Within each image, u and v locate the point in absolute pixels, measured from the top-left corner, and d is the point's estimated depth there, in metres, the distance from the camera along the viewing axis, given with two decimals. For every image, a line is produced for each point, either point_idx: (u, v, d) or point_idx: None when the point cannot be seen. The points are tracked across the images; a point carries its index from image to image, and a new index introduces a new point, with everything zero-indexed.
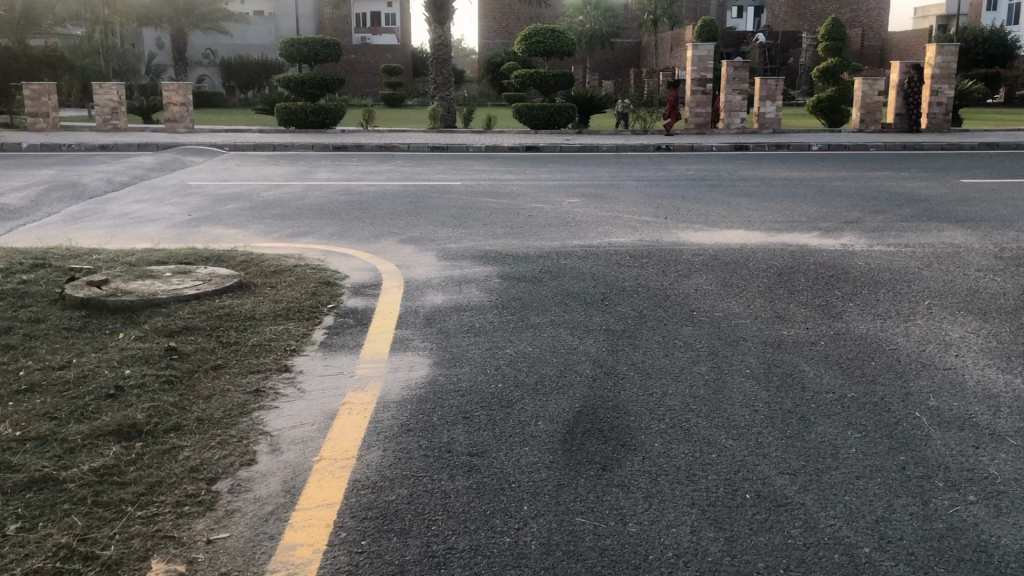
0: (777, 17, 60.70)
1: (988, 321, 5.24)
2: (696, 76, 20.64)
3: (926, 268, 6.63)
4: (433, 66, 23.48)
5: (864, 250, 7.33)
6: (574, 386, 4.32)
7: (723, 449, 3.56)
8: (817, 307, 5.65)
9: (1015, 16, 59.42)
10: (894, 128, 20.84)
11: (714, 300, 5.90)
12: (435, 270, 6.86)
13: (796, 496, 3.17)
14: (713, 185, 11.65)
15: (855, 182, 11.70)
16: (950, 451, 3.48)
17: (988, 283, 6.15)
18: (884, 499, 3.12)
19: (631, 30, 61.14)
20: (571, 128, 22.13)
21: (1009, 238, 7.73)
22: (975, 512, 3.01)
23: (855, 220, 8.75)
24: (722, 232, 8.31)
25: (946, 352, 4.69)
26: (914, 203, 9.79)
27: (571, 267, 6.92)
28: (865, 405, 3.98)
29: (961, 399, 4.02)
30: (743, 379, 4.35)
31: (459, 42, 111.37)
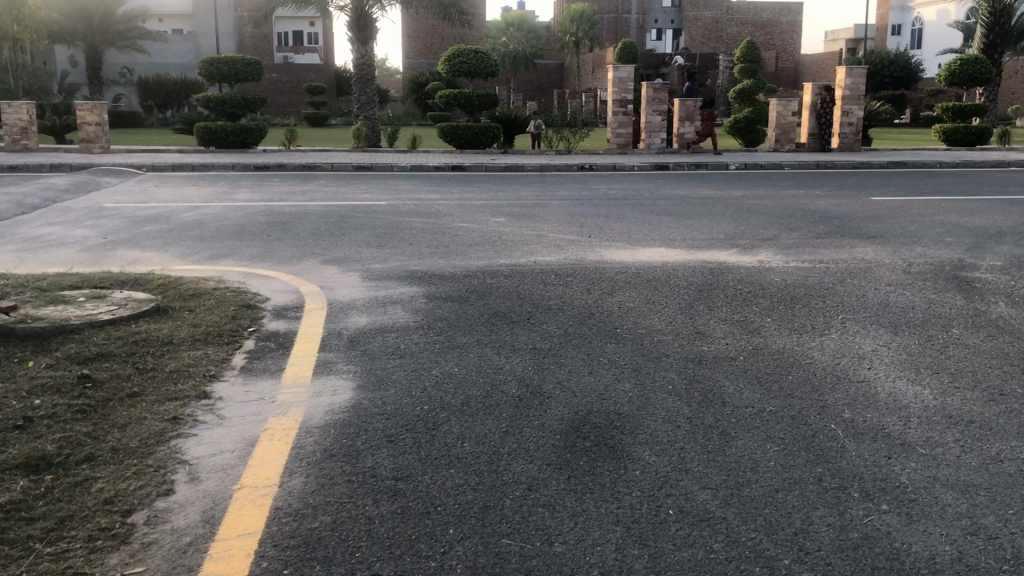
0: (694, 39, 62.23)
1: (899, 334, 5.43)
2: (617, 98, 21.00)
3: (840, 284, 6.83)
4: (356, 86, 23.38)
5: (781, 267, 7.52)
6: (500, 406, 4.32)
7: (646, 466, 3.60)
8: (736, 323, 5.77)
9: (919, 40, 62.00)
10: (808, 147, 21.49)
11: (637, 316, 5.99)
12: (359, 291, 6.79)
13: (718, 511, 3.21)
14: (635, 203, 11.86)
15: (771, 200, 12.02)
16: (864, 462, 3.59)
17: (897, 297, 6.39)
18: (802, 511, 3.18)
19: (553, 51, 61.91)
20: (495, 148, 22.24)
21: (916, 253, 8.03)
22: (888, 521, 3.10)
23: (772, 237, 9.00)
24: (643, 250, 8.44)
25: (859, 365, 4.84)
26: (827, 220, 10.11)
27: (497, 286, 6.94)
28: (783, 418, 4.07)
29: (874, 411, 4.14)
30: (665, 396, 4.41)
31: (383, 62, 111.32)
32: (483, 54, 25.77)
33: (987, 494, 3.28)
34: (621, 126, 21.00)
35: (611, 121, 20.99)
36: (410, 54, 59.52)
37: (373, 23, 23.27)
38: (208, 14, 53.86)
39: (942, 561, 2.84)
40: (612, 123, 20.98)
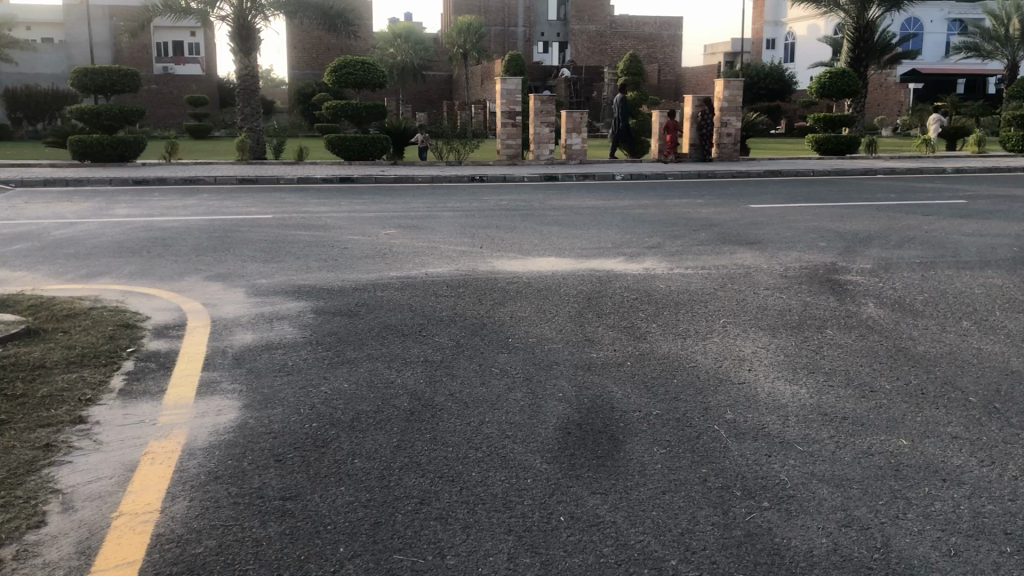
0: (579, 52, 63.38)
1: (776, 336, 5.64)
2: (505, 109, 21.13)
3: (721, 289, 7.05)
4: (240, 96, 22.84)
5: (666, 273, 7.71)
6: (391, 420, 4.27)
7: (537, 474, 3.63)
8: (624, 329, 5.88)
9: (791, 54, 64.77)
10: (689, 157, 22.12)
11: (528, 326, 6.03)
12: (245, 307, 6.63)
13: (607, 515, 3.26)
14: (525, 214, 11.94)
15: (656, 209, 12.28)
16: (746, 461, 3.71)
17: (775, 300, 6.64)
18: (688, 512, 3.27)
19: (441, 63, 62.01)
20: (384, 159, 22.07)
21: (792, 258, 8.36)
22: (769, 518, 3.21)
23: (657, 245, 9.21)
24: (534, 260, 8.50)
25: (740, 367, 5.01)
26: (708, 227, 10.43)
27: (387, 298, 6.88)
28: (670, 421, 4.17)
29: (754, 411, 4.29)
30: (556, 403, 4.45)
31: (269, 73, 109.15)
32: (371, 66, 25.51)
33: (859, 487, 3.43)
34: (510, 137, 21.17)
35: (500, 132, 21.11)
36: (295, 65, 58.57)
37: (256, 34, 22.81)
38: (81, 22, 51.76)
39: (819, 553, 2.95)
40: (500, 135, 21.10)
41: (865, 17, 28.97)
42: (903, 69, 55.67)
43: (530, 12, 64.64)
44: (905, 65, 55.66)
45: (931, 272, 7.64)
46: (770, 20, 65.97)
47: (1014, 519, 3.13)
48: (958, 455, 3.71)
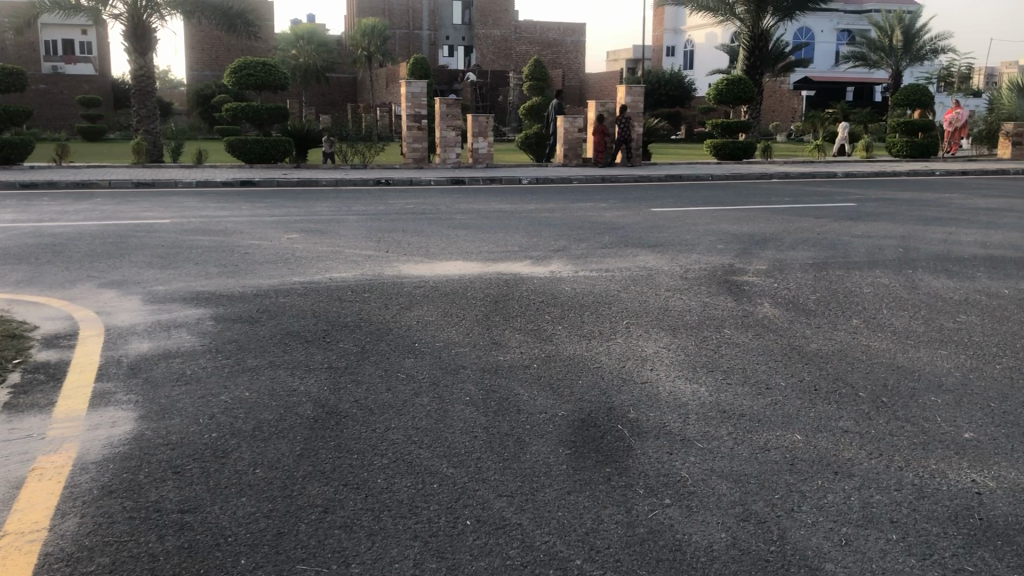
0: (484, 56, 63.60)
1: (678, 336, 5.76)
2: (411, 113, 21.04)
3: (624, 291, 7.17)
4: (135, 97, 22.14)
5: (571, 276, 7.80)
6: (294, 429, 4.19)
7: (444, 478, 3.62)
8: (530, 332, 5.92)
9: (690, 61, 66.36)
10: (593, 162, 22.44)
11: (434, 330, 6.00)
12: (142, 315, 6.42)
13: (513, 517, 3.28)
14: (431, 218, 11.90)
15: (561, 213, 12.43)
16: (649, 459, 3.78)
17: (676, 302, 6.79)
18: (593, 512, 3.31)
19: (345, 65, 61.33)
20: (288, 162, 21.68)
21: (693, 260, 8.56)
22: (670, 514, 3.28)
23: (563, 248, 9.31)
24: (440, 264, 8.48)
25: (643, 367, 5.10)
26: (612, 231, 10.59)
27: (290, 304, 6.76)
28: (575, 422, 4.22)
29: (657, 409, 4.38)
30: (463, 408, 4.45)
31: (166, 74, 106.11)
32: (272, 68, 25.00)
33: (756, 481, 3.54)
34: (416, 141, 21.08)
35: (406, 135, 20.99)
36: (194, 66, 57.07)
37: (153, 33, 22.15)
38: None
39: (719, 548, 3.03)
40: (407, 138, 20.97)
41: (760, 26, 29.92)
42: (796, 77, 57.73)
43: (435, 15, 64.55)
44: (798, 73, 57.72)
45: (824, 272, 7.94)
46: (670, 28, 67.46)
47: (899, 508, 3.28)
48: (849, 449, 3.86)
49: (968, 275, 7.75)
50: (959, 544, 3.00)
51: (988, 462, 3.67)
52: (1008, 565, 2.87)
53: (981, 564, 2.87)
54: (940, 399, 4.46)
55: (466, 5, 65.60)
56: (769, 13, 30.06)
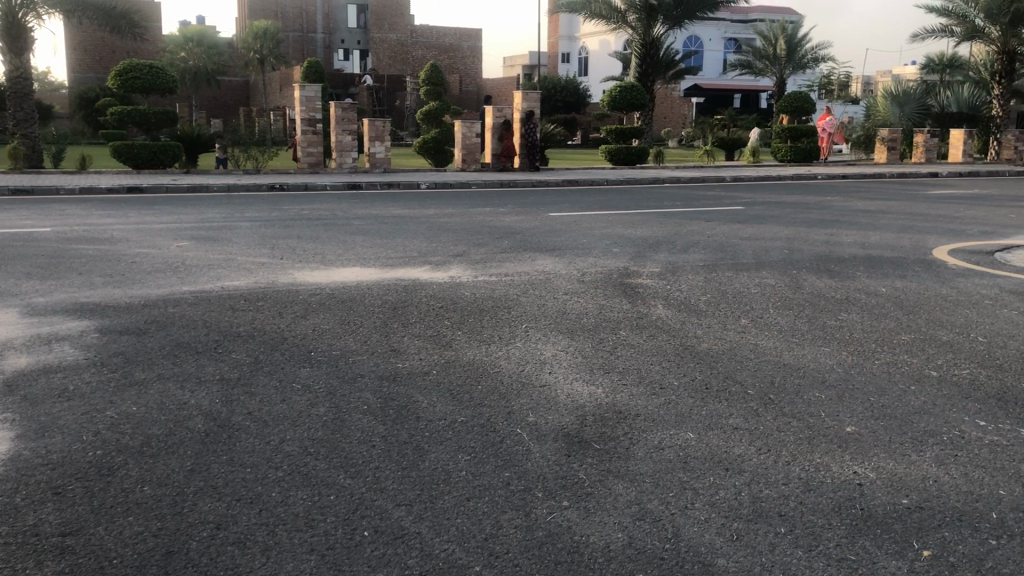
0: (380, 60, 63.10)
1: (575, 339, 5.84)
2: (305, 117, 20.68)
3: (523, 295, 7.21)
4: (11, 99, 21.07)
5: (470, 281, 7.80)
6: (184, 443, 4.06)
7: (341, 489, 3.56)
8: (430, 338, 5.89)
9: (585, 68, 67.38)
10: (491, 167, 22.54)
11: (331, 338, 5.91)
12: (19, 328, 6.11)
13: (412, 526, 3.25)
14: (328, 224, 11.73)
15: (459, 218, 12.43)
16: (548, 462, 3.80)
17: (573, 305, 6.87)
18: (491, 517, 3.31)
19: (236, 68, 59.89)
20: (177, 167, 21.01)
21: (590, 264, 8.68)
22: (568, 516, 3.30)
23: (462, 253, 9.31)
24: (337, 271, 8.36)
25: (541, 370, 5.14)
26: (510, 235, 10.65)
27: (180, 314, 6.55)
28: (474, 428, 4.22)
29: (554, 412, 4.42)
30: (360, 417, 4.39)
31: (44, 75, 101.51)
32: (160, 70, 24.18)
33: (651, 481, 3.60)
34: (311, 145, 20.76)
35: (301, 140, 20.64)
36: (75, 67, 54.79)
37: (28, 33, 21.20)
38: None
39: (616, 547, 3.07)
40: (302, 143, 20.63)
41: (651, 35, 30.64)
42: (687, 85, 59.25)
43: (329, 19, 63.72)
44: (688, 80, 59.25)
45: (714, 274, 8.16)
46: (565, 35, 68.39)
47: (786, 501, 3.39)
48: (739, 445, 3.97)
49: (849, 275, 8.09)
50: (843, 534, 3.12)
51: (868, 453, 3.84)
52: (887, 552, 3.00)
53: (862, 551, 3.00)
54: (823, 394, 4.65)
55: (361, 8, 65.02)
56: (659, 21, 30.78)
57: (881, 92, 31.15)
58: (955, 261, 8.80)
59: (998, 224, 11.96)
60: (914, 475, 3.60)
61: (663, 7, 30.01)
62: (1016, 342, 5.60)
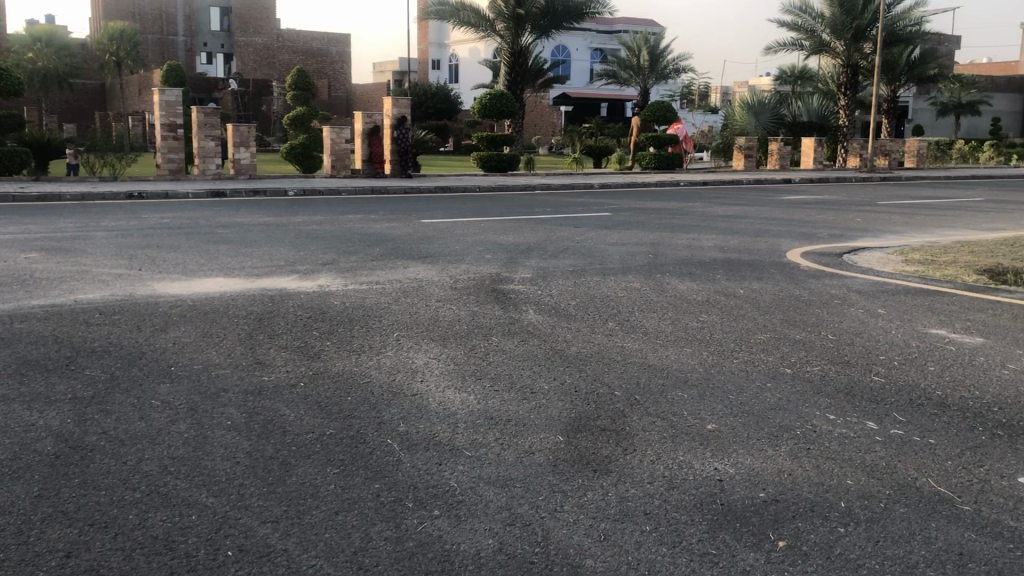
0: (245, 65, 61.46)
1: (447, 346, 5.83)
2: (165, 122, 19.88)
3: (394, 303, 7.15)
4: None
5: (339, 290, 7.69)
6: (31, 468, 3.82)
7: (203, 509, 3.43)
8: (297, 349, 5.77)
9: (455, 75, 67.59)
10: (361, 173, 22.30)
11: (193, 352, 5.70)
12: None
13: (278, 543, 3.16)
14: (190, 232, 11.33)
15: (327, 225, 12.20)
16: (418, 472, 3.78)
17: (445, 312, 6.86)
18: (361, 530, 3.25)
19: (90, 71, 57.12)
20: (25, 174, 19.83)
21: (460, 270, 8.68)
22: (439, 525, 3.29)
23: (331, 262, 9.15)
24: (200, 281, 8.08)
25: (413, 379, 5.11)
26: (381, 242, 10.56)
27: (28, 331, 6.17)
28: (343, 440, 4.14)
29: (425, 421, 4.39)
30: (224, 433, 4.24)
31: None
32: (4, 71, 22.78)
33: (522, 485, 3.63)
34: (172, 151, 19.96)
35: (161, 145, 19.84)
36: None
37: None
38: None
39: (486, 555, 3.07)
40: (162, 148, 19.83)
41: (519, 44, 31.04)
42: (555, 93, 60.18)
43: (190, 21, 61.73)
44: (556, 88, 60.23)
45: (582, 279, 8.31)
46: (434, 42, 68.45)
47: (652, 499, 3.48)
48: (607, 446, 4.05)
49: (709, 278, 8.38)
50: (704, 529, 3.23)
51: (727, 450, 3.99)
52: (746, 544, 3.12)
53: (722, 546, 3.10)
54: (687, 393, 4.80)
55: (224, 12, 63.25)
56: (527, 30, 31.21)
57: (737, 102, 32.49)
58: (807, 263, 9.27)
59: (845, 228, 12.67)
60: (770, 469, 3.76)
61: (530, 17, 30.45)
62: (862, 338, 5.95)
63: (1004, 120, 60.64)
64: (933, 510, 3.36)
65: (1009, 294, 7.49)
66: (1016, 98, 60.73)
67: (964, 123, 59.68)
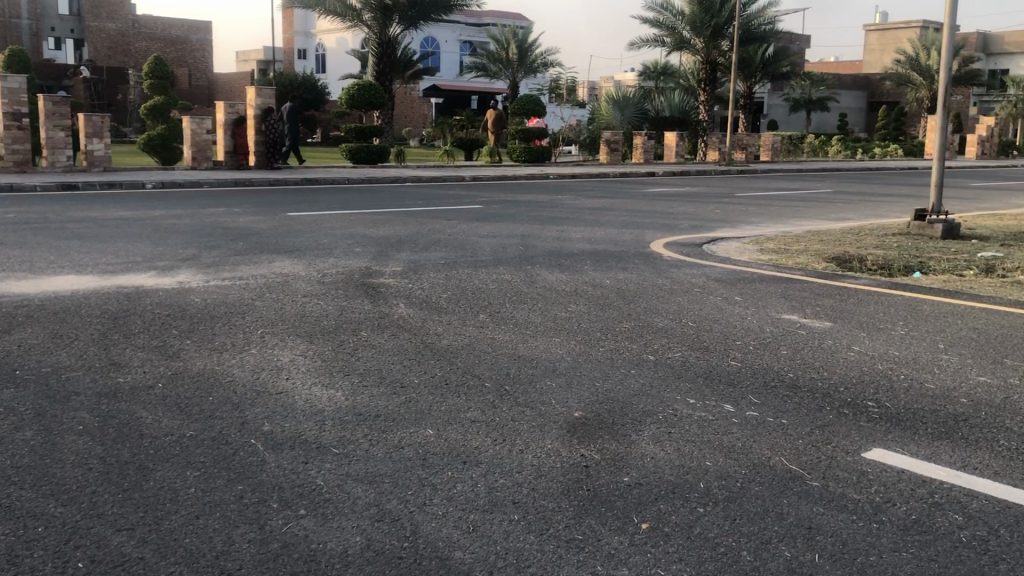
0: (98, 51, 58.42)
1: (314, 342, 5.71)
2: (8, 110, 18.64)
3: (259, 298, 6.96)
4: None
5: (201, 286, 7.41)
6: None
7: (51, 520, 3.24)
8: (155, 349, 5.52)
9: (322, 65, 66.27)
10: (225, 165, 21.55)
11: (40, 354, 5.38)
12: None
13: (134, 552, 3.03)
14: (39, 228, 10.67)
15: (188, 219, 11.74)
16: (283, 471, 3.69)
17: (314, 307, 6.72)
18: (223, 533, 3.15)
19: None
20: None
21: (329, 264, 8.52)
22: (305, 525, 3.22)
23: (191, 257, 8.81)
24: (48, 279, 7.62)
25: (277, 377, 4.98)
26: (245, 237, 10.25)
27: None
28: (204, 441, 4.00)
29: (291, 419, 4.29)
30: (75, 438, 4.02)
31: None
32: None
33: (390, 481, 3.60)
34: (17, 142, 18.77)
35: (5, 136, 18.61)
36: None
37: None
38: None
39: (353, 552, 3.03)
40: (6, 139, 18.61)
41: (387, 34, 30.72)
42: (425, 85, 59.85)
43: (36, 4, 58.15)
44: (426, 80, 59.95)
45: (454, 271, 8.31)
46: (300, 31, 66.88)
47: (520, 489, 3.51)
48: (476, 437, 4.07)
49: (577, 269, 8.54)
50: (571, 516, 3.28)
51: (594, 436, 4.07)
52: (610, 529, 3.19)
53: (588, 531, 3.16)
54: (554, 382, 4.88)
55: None
56: (395, 21, 30.89)
57: (603, 97, 33.17)
58: (670, 253, 9.57)
59: (706, 219, 13.14)
60: (634, 454, 3.86)
61: (397, 8, 30.16)
62: (720, 325, 6.19)
63: (851, 116, 64.16)
64: (786, 487, 3.53)
65: (854, 280, 7.95)
66: (860, 95, 64.32)
67: (815, 119, 62.82)
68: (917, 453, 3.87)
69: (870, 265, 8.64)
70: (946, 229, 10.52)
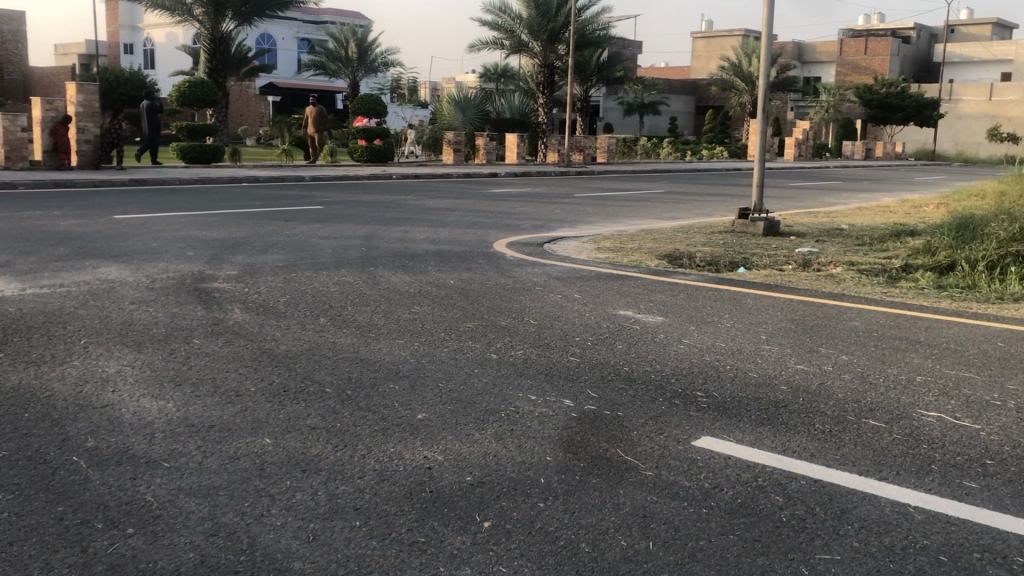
0: None
1: (143, 352, 5.43)
2: None
3: (82, 307, 6.56)
4: None
5: (16, 295, 6.90)
6: None
7: None
8: None
9: (150, 60, 63.14)
10: (44, 165, 20.17)
11: None
12: None
13: None
14: None
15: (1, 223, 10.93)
16: (108, 489, 3.49)
17: (141, 314, 6.40)
18: (40, 559, 2.95)
19: None
20: None
21: (160, 269, 8.13)
22: (133, 544, 3.06)
23: (5, 264, 8.19)
24: None
25: (102, 389, 4.70)
26: (66, 241, 9.62)
27: None
28: (18, 462, 3.73)
29: (117, 434, 4.07)
30: None
31: None
32: None
33: (226, 492, 3.47)
34: None
35: None
36: None
37: None
38: None
39: (186, 570, 2.91)
40: None
41: (220, 29, 29.61)
42: (261, 82, 58.06)
43: None
44: (262, 78, 58.20)
45: (293, 274, 8.10)
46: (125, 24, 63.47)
47: (361, 494, 3.46)
48: (316, 444, 3.98)
49: (420, 269, 8.52)
50: (413, 518, 3.27)
51: (437, 438, 4.06)
52: (453, 529, 3.19)
53: (431, 532, 3.16)
54: (398, 385, 4.84)
55: None
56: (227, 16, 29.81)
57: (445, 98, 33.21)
58: (512, 252, 9.70)
59: (547, 219, 13.41)
60: (477, 453, 3.89)
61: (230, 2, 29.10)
62: (559, 322, 6.32)
63: (681, 120, 67.03)
64: (622, 478, 3.64)
65: (684, 276, 8.30)
66: (688, 100, 67.31)
67: (647, 121, 65.22)
68: (743, 439, 4.09)
69: (698, 262, 9.03)
70: (768, 226, 11.17)
